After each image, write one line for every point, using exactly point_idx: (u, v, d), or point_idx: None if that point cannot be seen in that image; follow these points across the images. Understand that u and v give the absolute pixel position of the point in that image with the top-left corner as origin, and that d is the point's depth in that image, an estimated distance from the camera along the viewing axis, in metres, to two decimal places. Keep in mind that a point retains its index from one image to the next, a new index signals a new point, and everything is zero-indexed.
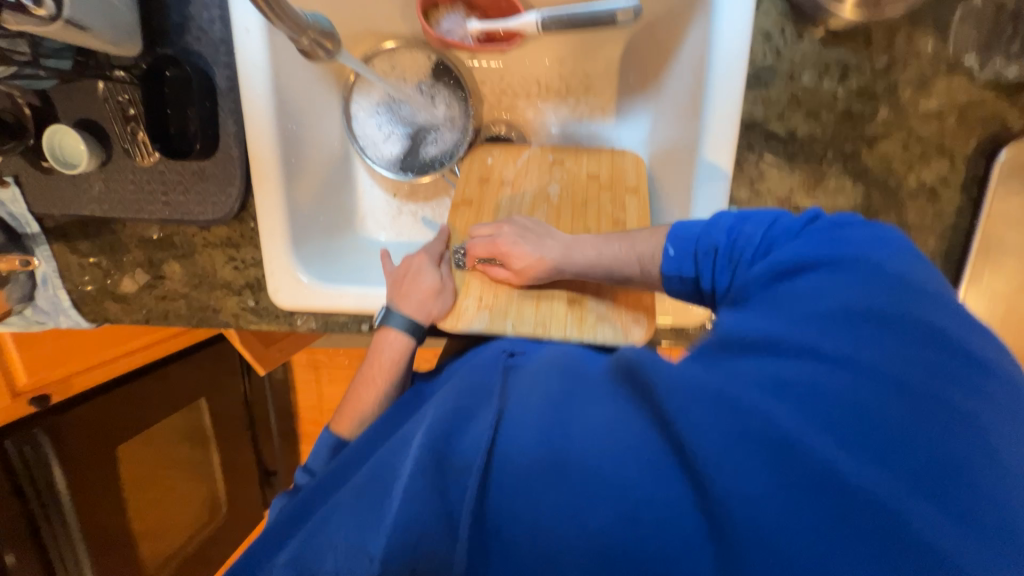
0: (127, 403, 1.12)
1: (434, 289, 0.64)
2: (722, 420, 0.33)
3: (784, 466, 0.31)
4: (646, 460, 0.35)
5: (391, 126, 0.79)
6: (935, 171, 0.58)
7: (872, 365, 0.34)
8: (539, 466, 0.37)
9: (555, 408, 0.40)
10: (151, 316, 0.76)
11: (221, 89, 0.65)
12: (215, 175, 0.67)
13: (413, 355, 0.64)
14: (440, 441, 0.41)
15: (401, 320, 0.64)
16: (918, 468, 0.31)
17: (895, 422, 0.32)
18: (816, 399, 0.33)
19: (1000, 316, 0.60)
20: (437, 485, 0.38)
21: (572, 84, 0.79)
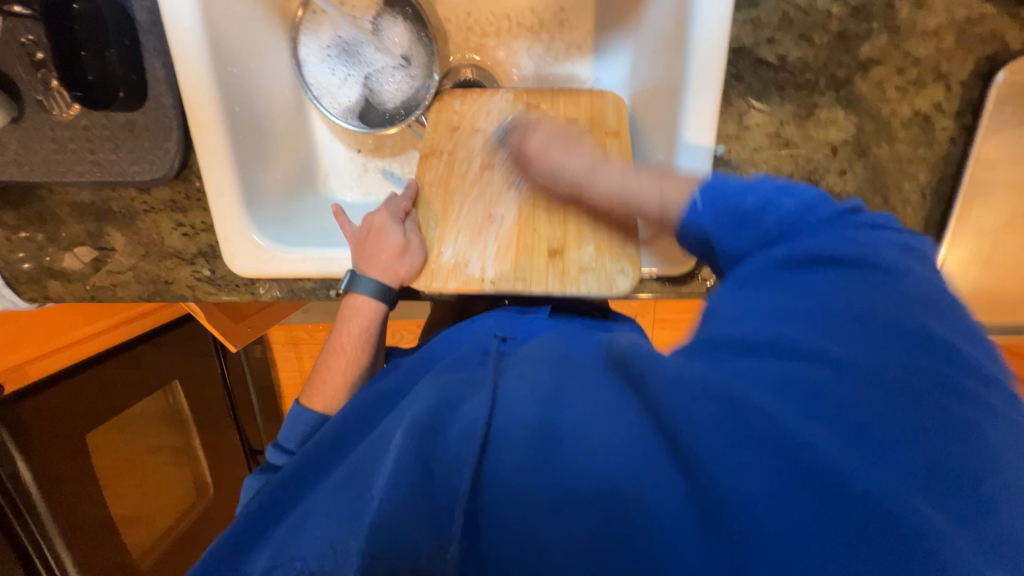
0: (92, 392, 1.05)
1: (400, 246, 0.60)
2: (718, 419, 0.31)
3: (775, 466, 0.29)
4: (643, 461, 0.32)
5: (348, 72, 0.71)
6: (929, 97, 0.55)
7: (891, 371, 0.32)
8: (528, 462, 0.34)
9: (548, 398, 0.36)
10: (98, 293, 0.69)
11: (142, 26, 0.57)
12: (148, 128, 0.60)
13: (385, 321, 0.60)
14: (425, 439, 0.37)
15: (370, 284, 0.59)
16: (931, 480, 0.29)
17: (888, 424, 0.30)
18: (823, 402, 0.31)
19: (984, 252, 0.60)
20: (422, 486, 0.35)
21: (545, 18, 0.73)
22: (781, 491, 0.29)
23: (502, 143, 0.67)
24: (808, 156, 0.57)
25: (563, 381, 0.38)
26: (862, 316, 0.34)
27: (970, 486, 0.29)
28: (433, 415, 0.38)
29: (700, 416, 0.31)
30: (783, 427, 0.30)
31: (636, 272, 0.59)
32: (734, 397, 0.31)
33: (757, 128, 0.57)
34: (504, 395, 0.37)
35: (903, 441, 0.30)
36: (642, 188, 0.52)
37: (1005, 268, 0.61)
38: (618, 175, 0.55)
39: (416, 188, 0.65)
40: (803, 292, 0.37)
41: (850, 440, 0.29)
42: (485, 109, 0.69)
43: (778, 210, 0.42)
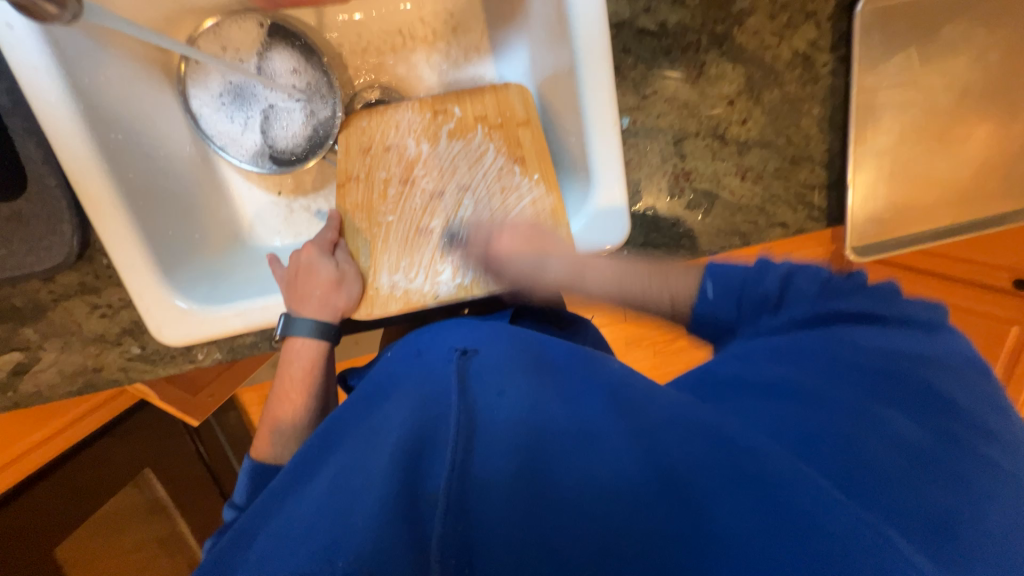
0: (55, 500, 1.02)
1: (333, 280, 0.58)
2: (703, 444, 0.38)
3: (734, 465, 0.36)
4: (637, 476, 0.36)
5: (247, 115, 0.69)
6: (804, 36, 0.58)
7: (866, 411, 0.39)
8: (514, 472, 0.35)
9: (533, 417, 0.39)
10: (20, 398, 0.64)
11: (3, 107, 0.53)
12: (36, 214, 0.56)
13: (331, 356, 0.59)
14: (411, 461, 0.36)
15: (307, 325, 0.57)
16: (880, 495, 0.34)
17: (868, 446, 0.36)
18: (787, 423, 0.39)
19: (888, 171, 0.63)
20: (407, 514, 0.33)
21: (437, 27, 0.73)
22: (741, 483, 0.35)
23: (418, 155, 0.66)
24: (709, 112, 0.59)
25: (539, 396, 0.41)
26: (849, 368, 0.41)
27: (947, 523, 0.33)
28: (413, 440, 0.37)
29: (678, 432, 0.39)
30: (736, 436, 0.38)
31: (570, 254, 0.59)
32: (709, 423, 0.40)
33: (655, 94, 0.58)
34: (497, 412, 0.40)
35: (873, 466, 0.36)
36: (649, 291, 0.50)
37: (911, 181, 0.64)
38: (608, 263, 0.53)
39: (341, 216, 0.63)
40: (809, 348, 0.43)
41: (797, 442, 0.38)
42: (393, 125, 0.67)
43: (806, 297, 0.45)
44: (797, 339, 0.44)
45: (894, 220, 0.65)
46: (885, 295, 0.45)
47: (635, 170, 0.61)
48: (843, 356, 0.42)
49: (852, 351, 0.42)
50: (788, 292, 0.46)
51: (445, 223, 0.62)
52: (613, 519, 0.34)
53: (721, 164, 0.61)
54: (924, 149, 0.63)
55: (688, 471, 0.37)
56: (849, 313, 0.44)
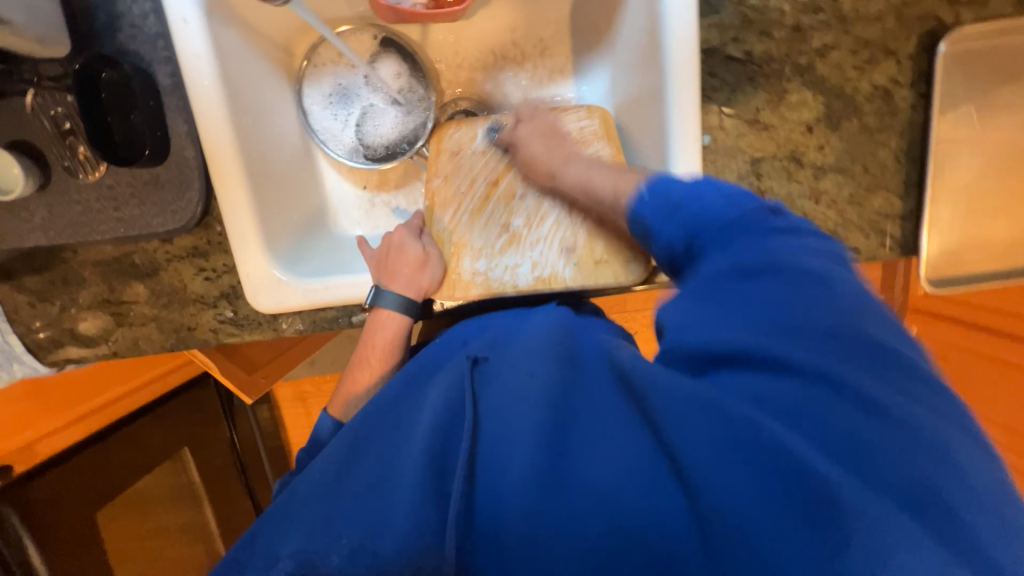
0: (102, 467, 1.08)
1: (420, 259, 0.63)
2: (711, 428, 0.36)
3: (756, 470, 0.35)
4: (643, 477, 0.37)
5: (349, 114, 0.77)
6: (885, 73, 0.61)
7: (871, 391, 0.37)
8: (535, 484, 0.37)
9: (548, 419, 0.40)
10: (119, 347, 0.70)
11: (164, 87, 0.60)
12: (171, 181, 0.63)
13: (410, 332, 0.62)
14: (438, 454, 0.41)
15: (394, 299, 0.61)
16: (912, 495, 0.34)
17: (859, 423, 0.36)
18: (813, 416, 0.36)
19: (964, 208, 0.64)
20: (436, 494, 0.39)
21: (527, 50, 0.80)
22: (772, 489, 0.34)
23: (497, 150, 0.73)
24: (786, 136, 0.62)
25: (560, 396, 0.42)
26: (825, 335, 0.39)
27: (946, 503, 0.34)
28: (438, 451, 0.41)
29: (691, 424, 0.37)
30: (776, 438, 0.35)
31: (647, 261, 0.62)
32: (731, 410, 0.37)
33: (738, 116, 0.62)
34: (506, 408, 0.42)
35: (865, 451, 0.35)
36: (607, 182, 0.61)
37: (988, 219, 0.65)
38: (586, 165, 0.64)
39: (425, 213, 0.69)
40: (761, 301, 0.41)
41: (802, 430, 0.36)
42: (477, 133, 0.74)
43: (715, 220, 0.47)
44: (748, 291, 0.42)
45: (969, 256, 0.66)
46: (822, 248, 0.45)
47: None
48: (791, 306, 0.40)
49: (845, 321, 0.40)
50: (690, 204, 0.50)
51: (527, 221, 0.66)
52: (620, 514, 0.36)
53: (796, 186, 0.64)
54: (1005, 189, 0.64)
55: (693, 467, 0.36)
56: (808, 271, 0.42)
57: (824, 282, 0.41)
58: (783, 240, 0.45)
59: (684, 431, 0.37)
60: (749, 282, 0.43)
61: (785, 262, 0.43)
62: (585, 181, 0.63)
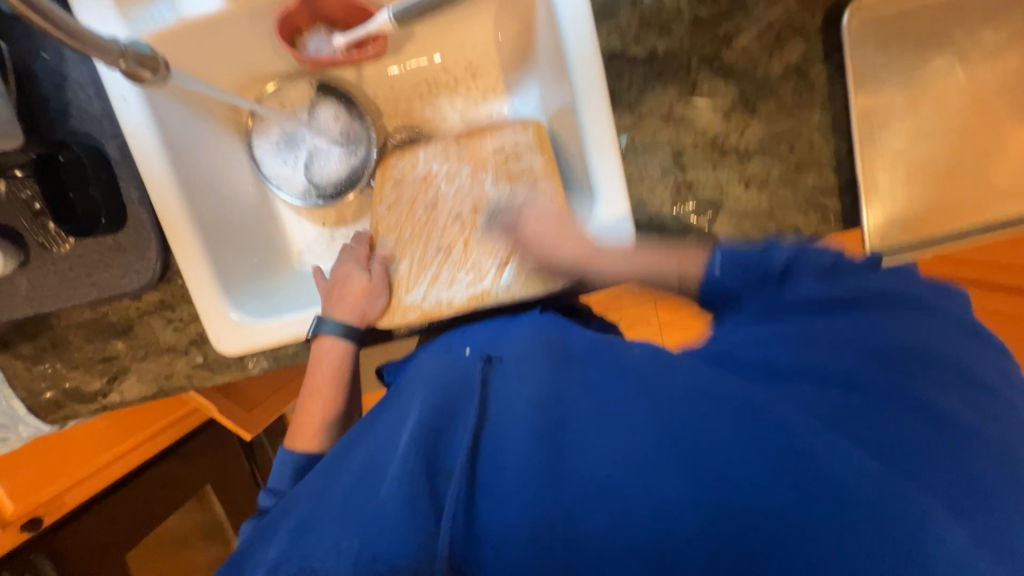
0: (124, 511, 1.14)
1: (364, 288, 0.66)
2: (734, 427, 0.39)
3: (784, 469, 0.36)
4: (642, 469, 0.38)
5: (297, 159, 0.81)
6: (795, 51, 0.61)
7: (912, 395, 0.39)
8: (540, 484, 0.39)
9: (551, 417, 0.42)
10: (109, 400, 0.75)
11: (115, 159, 0.67)
12: (132, 244, 0.68)
13: (355, 356, 0.65)
14: (432, 450, 0.42)
15: (334, 325, 0.64)
16: (947, 492, 0.36)
17: (901, 426, 0.38)
18: (849, 418, 0.39)
19: (902, 173, 0.63)
20: (433, 495, 0.40)
21: (458, 74, 0.83)
22: (781, 474, 0.36)
23: (433, 172, 0.75)
24: (705, 126, 0.62)
25: (555, 396, 0.44)
26: (884, 353, 0.41)
27: (983, 503, 0.36)
28: (427, 449, 0.42)
29: (695, 416, 0.40)
30: (801, 441, 0.37)
31: None
32: (758, 413, 0.39)
33: (651, 114, 0.63)
34: (505, 407, 0.44)
35: (909, 453, 0.37)
36: (657, 266, 0.53)
37: (930, 182, 0.64)
38: (620, 254, 0.56)
39: (376, 241, 0.72)
40: (831, 325, 0.44)
41: (831, 424, 0.38)
42: (417, 157, 0.76)
43: (814, 265, 0.46)
44: (827, 316, 0.44)
45: (918, 221, 0.64)
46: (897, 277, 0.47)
47: (637, 184, 0.64)
48: (857, 322, 0.44)
49: (875, 329, 0.43)
50: (797, 263, 0.46)
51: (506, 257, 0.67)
52: (631, 515, 0.37)
53: (724, 174, 0.63)
54: (942, 149, 0.63)
55: (707, 455, 0.38)
56: (868, 289, 0.45)
57: (899, 309, 0.44)
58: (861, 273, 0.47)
59: (700, 424, 0.39)
60: (827, 313, 0.45)
61: (859, 290, 0.45)
62: (628, 274, 0.55)
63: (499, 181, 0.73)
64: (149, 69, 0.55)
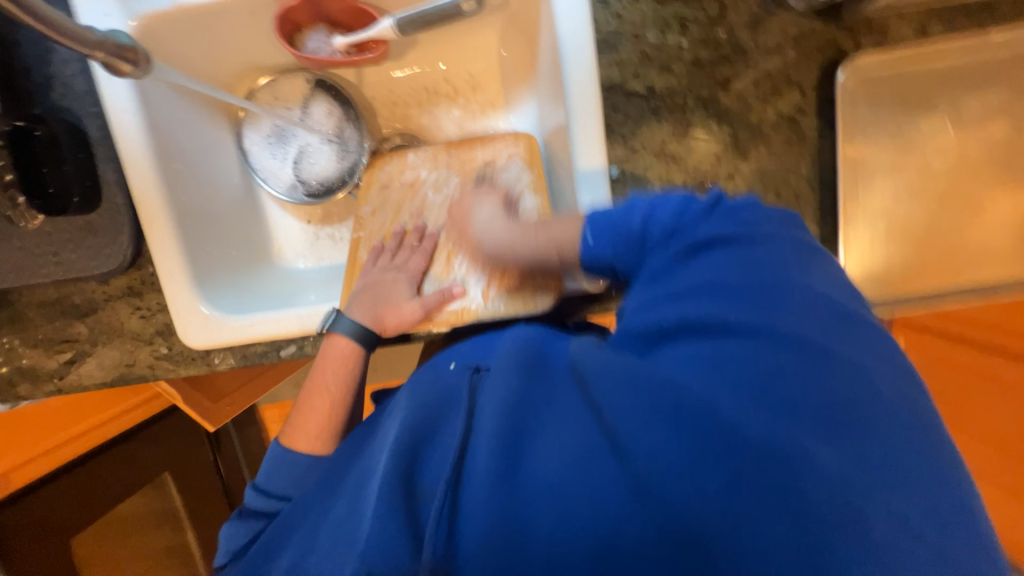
0: (77, 494, 1.09)
1: (402, 300, 0.64)
2: (651, 409, 0.36)
3: (720, 458, 0.33)
4: (590, 465, 0.36)
5: (286, 153, 0.80)
6: (789, 101, 0.62)
7: (833, 353, 0.36)
8: (496, 492, 0.37)
9: (512, 423, 0.40)
10: (65, 384, 0.72)
11: (94, 139, 0.65)
12: (104, 227, 0.66)
13: (366, 360, 0.63)
14: (406, 467, 0.41)
15: (350, 324, 0.63)
16: (886, 475, 0.33)
17: (837, 396, 0.34)
18: (773, 395, 0.34)
19: (883, 230, 0.64)
20: (410, 513, 0.39)
21: (459, 85, 0.82)
22: (711, 464, 0.33)
23: (425, 180, 0.75)
24: (696, 165, 0.63)
25: (523, 399, 0.42)
26: (777, 296, 0.39)
27: (921, 484, 0.34)
28: (405, 466, 0.42)
29: (637, 408, 0.36)
30: (733, 422, 0.33)
31: (558, 290, 0.63)
32: (687, 399, 0.35)
33: (644, 148, 0.63)
34: (480, 417, 0.42)
35: (848, 431, 0.34)
36: (534, 247, 0.57)
37: (910, 241, 0.65)
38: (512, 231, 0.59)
39: (436, 252, 0.70)
40: (711, 274, 0.41)
41: (765, 403, 0.34)
42: (410, 164, 0.76)
43: (664, 224, 0.46)
44: (701, 263, 0.43)
45: (896, 280, 0.65)
46: (765, 212, 0.46)
47: None
48: (732, 268, 0.41)
49: (780, 272, 0.40)
50: (649, 216, 0.48)
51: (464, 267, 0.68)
52: (574, 508, 0.35)
53: None
54: (923, 212, 0.65)
55: (642, 445, 0.35)
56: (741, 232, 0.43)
57: (773, 253, 0.42)
58: (731, 218, 0.44)
59: (629, 416, 0.36)
60: (696, 259, 0.43)
61: (736, 232, 0.43)
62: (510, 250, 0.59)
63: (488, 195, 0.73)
64: (129, 61, 0.54)
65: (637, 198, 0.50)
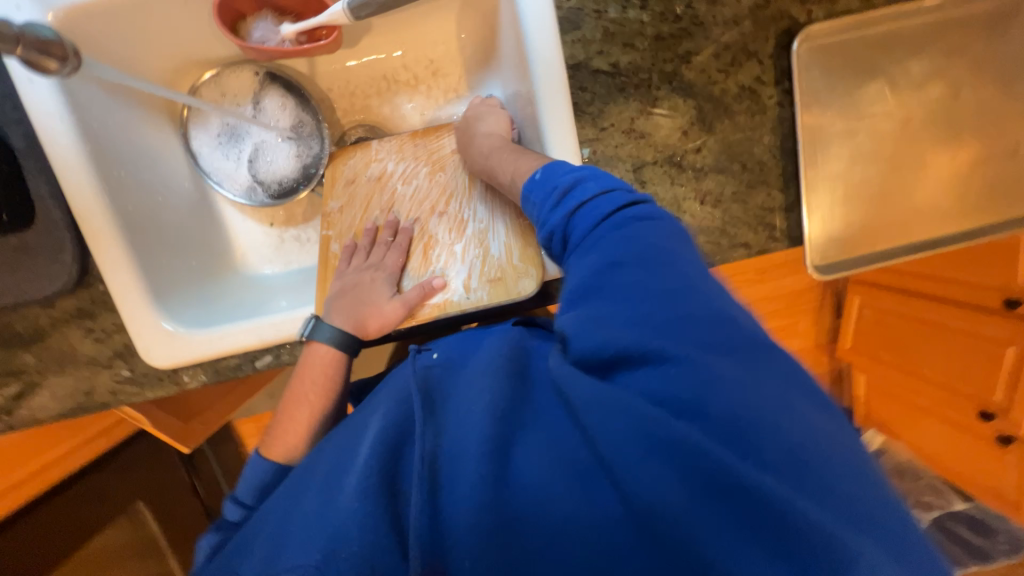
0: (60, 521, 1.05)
1: (383, 299, 0.62)
2: (633, 435, 0.36)
3: (699, 479, 0.34)
4: (574, 478, 0.38)
5: (239, 153, 0.75)
6: (749, 73, 0.63)
7: (787, 397, 0.37)
8: (484, 495, 0.38)
9: (500, 430, 0.41)
10: (15, 421, 0.66)
11: (19, 150, 0.59)
12: (41, 246, 0.61)
13: (349, 365, 0.61)
14: (388, 470, 0.42)
15: (332, 329, 0.61)
16: (846, 508, 0.33)
17: (792, 427, 0.35)
18: (733, 431, 0.35)
19: (841, 194, 0.67)
20: (391, 512, 0.40)
21: (418, 72, 0.79)
22: (693, 492, 0.34)
23: (393, 172, 0.73)
24: (664, 142, 0.63)
25: (510, 409, 0.43)
26: (737, 346, 0.38)
27: (874, 518, 0.33)
28: (389, 467, 0.42)
29: (626, 437, 0.36)
30: (697, 440, 0.34)
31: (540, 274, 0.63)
32: (671, 433, 0.35)
33: (613, 128, 0.63)
34: (461, 432, 0.42)
35: (816, 463, 0.34)
36: (518, 167, 0.58)
37: (866, 202, 0.68)
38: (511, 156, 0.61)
39: (412, 247, 0.67)
40: (628, 300, 0.41)
41: (726, 440, 0.34)
42: (376, 157, 0.74)
43: (585, 229, 0.47)
44: (621, 281, 0.42)
45: (853, 240, 0.69)
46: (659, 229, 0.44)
47: None
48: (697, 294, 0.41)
49: (747, 332, 0.40)
50: (605, 224, 0.46)
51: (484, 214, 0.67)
52: (565, 532, 0.36)
53: (681, 190, 0.65)
54: (876, 173, 0.68)
55: (630, 480, 0.35)
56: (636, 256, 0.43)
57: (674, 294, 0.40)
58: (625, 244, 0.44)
59: (627, 456, 0.36)
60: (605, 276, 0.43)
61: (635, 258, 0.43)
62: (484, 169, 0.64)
63: (458, 184, 0.71)
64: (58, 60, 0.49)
65: (591, 191, 0.47)
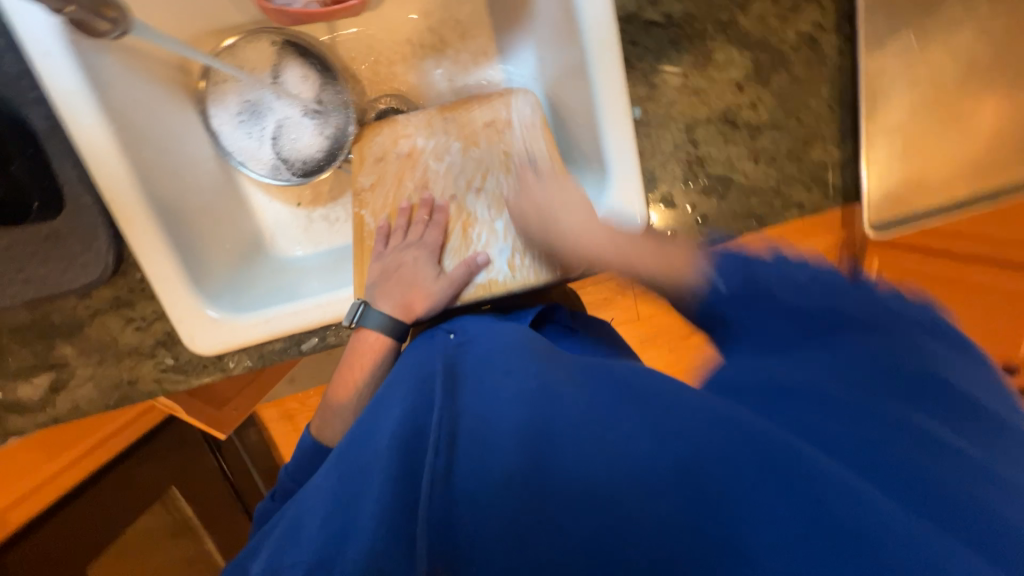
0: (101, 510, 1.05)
1: (426, 281, 0.61)
2: (715, 439, 0.34)
3: (762, 480, 0.33)
4: (627, 465, 0.34)
5: (262, 128, 0.71)
6: (808, 20, 0.60)
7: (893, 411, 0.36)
8: (524, 473, 0.35)
9: (535, 409, 0.38)
10: (60, 415, 0.65)
11: (40, 131, 0.56)
12: (73, 232, 0.58)
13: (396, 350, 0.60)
14: (413, 448, 0.37)
15: (379, 316, 0.59)
16: (940, 510, 0.31)
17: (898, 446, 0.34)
18: (850, 452, 0.34)
19: (900, 146, 0.64)
20: (406, 498, 0.33)
21: (446, 35, 0.75)
22: (757, 477, 0.33)
23: (425, 148, 0.69)
24: (719, 99, 0.60)
25: (547, 386, 0.40)
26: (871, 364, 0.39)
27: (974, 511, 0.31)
28: (410, 442, 0.37)
29: (704, 441, 0.35)
30: (791, 445, 0.33)
31: None
32: (753, 431, 0.34)
33: (665, 86, 0.60)
34: (499, 405, 0.39)
35: (909, 477, 0.33)
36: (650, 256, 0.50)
37: (924, 153, 0.65)
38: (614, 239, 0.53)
39: (450, 226, 0.65)
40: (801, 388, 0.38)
41: (835, 450, 0.34)
42: (406, 129, 0.70)
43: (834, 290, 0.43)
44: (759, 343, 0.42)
45: (912, 194, 0.66)
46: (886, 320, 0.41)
47: (649, 159, 0.61)
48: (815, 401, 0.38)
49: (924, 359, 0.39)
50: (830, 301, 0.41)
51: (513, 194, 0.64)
52: (611, 525, 0.33)
53: (734, 150, 0.61)
54: (936, 123, 0.65)
55: (709, 477, 0.33)
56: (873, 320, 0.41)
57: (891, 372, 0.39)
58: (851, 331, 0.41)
59: (691, 439, 0.35)
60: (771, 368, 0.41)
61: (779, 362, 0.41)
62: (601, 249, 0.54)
63: (497, 154, 0.68)
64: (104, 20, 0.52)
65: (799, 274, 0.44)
